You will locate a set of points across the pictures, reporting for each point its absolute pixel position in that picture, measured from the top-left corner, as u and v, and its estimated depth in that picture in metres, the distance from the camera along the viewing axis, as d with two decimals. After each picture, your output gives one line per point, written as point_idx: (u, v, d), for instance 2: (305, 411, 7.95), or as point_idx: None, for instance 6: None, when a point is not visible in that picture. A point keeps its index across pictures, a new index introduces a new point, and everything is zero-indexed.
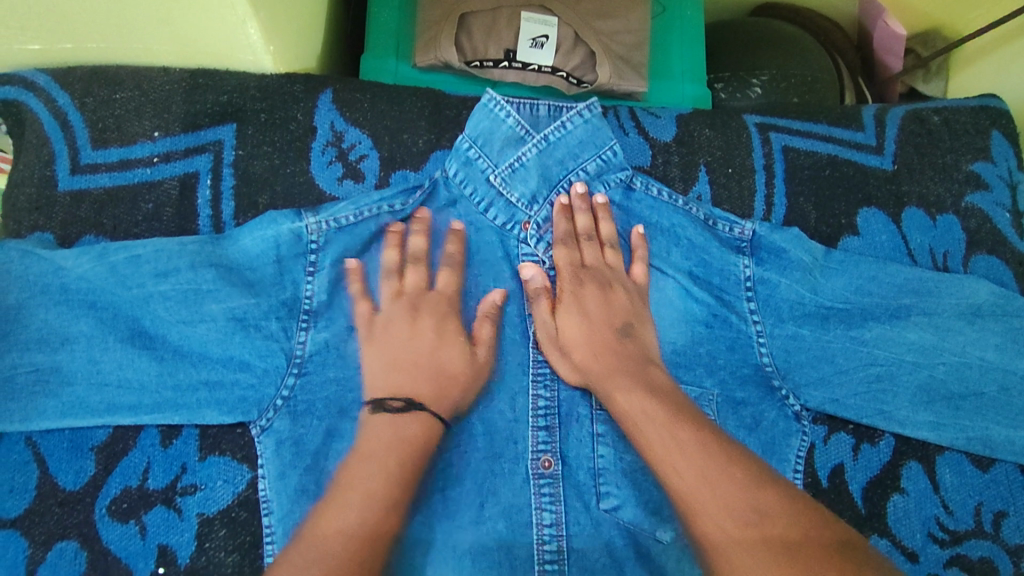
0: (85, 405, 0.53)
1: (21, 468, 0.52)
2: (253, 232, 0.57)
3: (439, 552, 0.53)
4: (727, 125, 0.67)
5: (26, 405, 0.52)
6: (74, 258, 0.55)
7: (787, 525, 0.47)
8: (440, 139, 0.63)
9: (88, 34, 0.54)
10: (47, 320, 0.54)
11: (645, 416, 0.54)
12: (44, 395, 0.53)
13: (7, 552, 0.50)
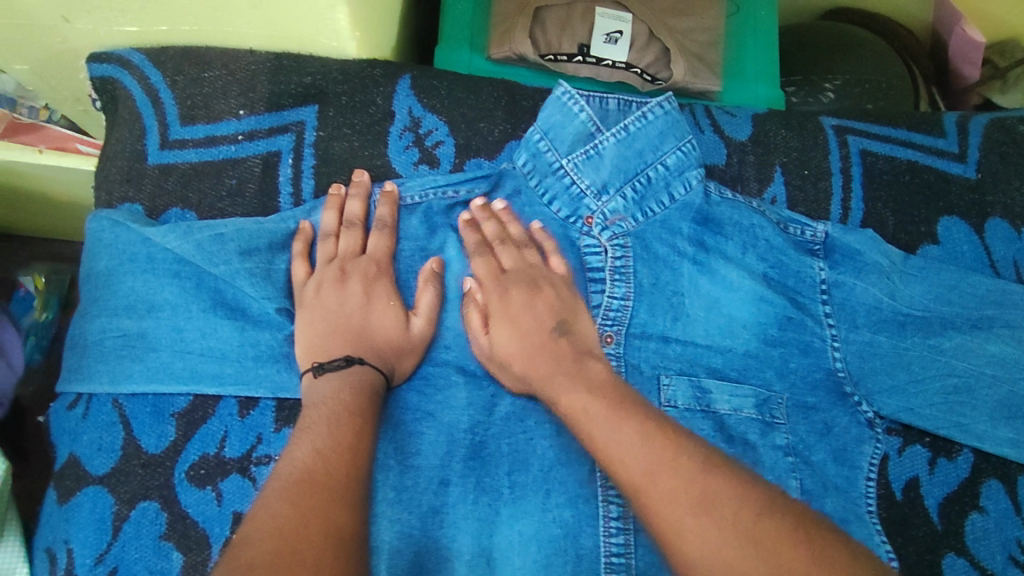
0: (170, 371, 0.55)
1: (109, 428, 0.54)
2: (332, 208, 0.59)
3: (503, 534, 0.54)
4: (803, 127, 0.66)
5: (112, 368, 0.55)
6: (162, 233, 0.56)
7: (749, 516, 0.41)
8: (514, 130, 0.63)
9: (183, 14, 0.57)
10: (137, 288, 0.56)
11: (582, 410, 0.49)
12: (130, 360, 0.55)
13: (94, 506, 0.53)
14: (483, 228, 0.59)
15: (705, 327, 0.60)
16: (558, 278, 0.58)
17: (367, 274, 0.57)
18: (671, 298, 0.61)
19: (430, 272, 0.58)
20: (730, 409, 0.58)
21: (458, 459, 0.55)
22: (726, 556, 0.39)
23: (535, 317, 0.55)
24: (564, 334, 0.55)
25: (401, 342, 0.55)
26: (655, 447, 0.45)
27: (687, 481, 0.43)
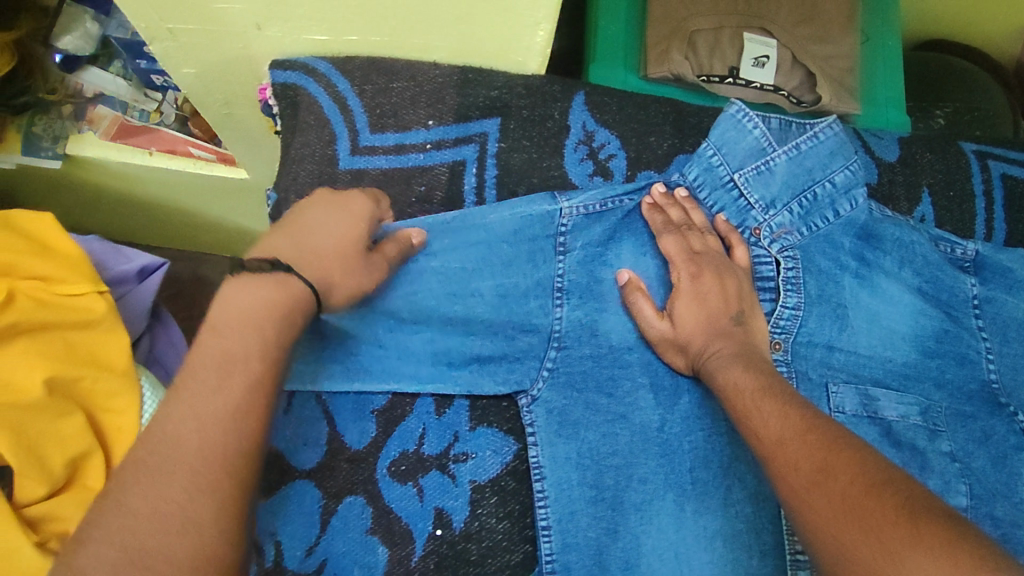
0: (370, 369, 0.57)
1: (314, 422, 0.56)
2: (512, 210, 0.60)
3: (691, 532, 0.56)
4: (946, 150, 0.70)
5: (311, 367, 0.56)
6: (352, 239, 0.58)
7: (859, 483, 0.42)
8: (683, 144, 0.67)
9: (381, 27, 0.59)
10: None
11: (735, 389, 0.54)
12: (328, 359, 0.56)
13: (303, 500, 0.55)
14: (667, 212, 0.62)
15: (868, 338, 0.63)
16: (741, 269, 0.61)
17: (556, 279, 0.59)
18: (836, 308, 0.63)
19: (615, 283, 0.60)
20: (898, 415, 0.61)
21: (651, 458, 0.57)
22: (828, 521, 0.42)
23: (723, 310, 0.58)
24: (742, 323, 0.58)
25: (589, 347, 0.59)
26: (792, 454, 0.47)
27: (826, 488, 0.43)
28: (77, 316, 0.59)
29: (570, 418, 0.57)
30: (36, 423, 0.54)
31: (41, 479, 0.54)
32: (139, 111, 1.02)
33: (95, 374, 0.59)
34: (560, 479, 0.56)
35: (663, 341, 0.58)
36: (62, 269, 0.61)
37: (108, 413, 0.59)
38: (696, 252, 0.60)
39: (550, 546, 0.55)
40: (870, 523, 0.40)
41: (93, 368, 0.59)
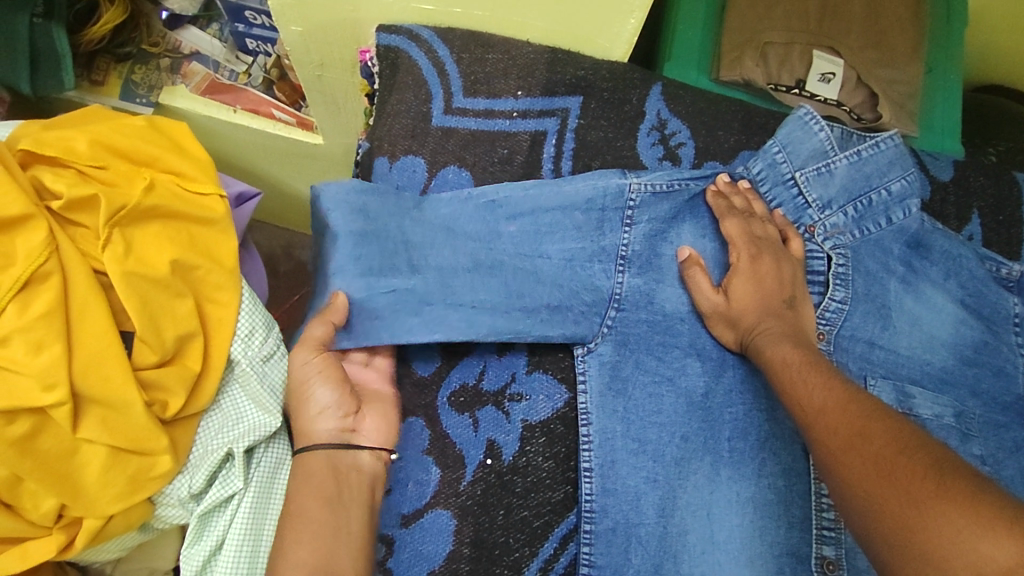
0: (444, 317, 0.58)
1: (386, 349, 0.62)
2: (587, 180, 0.64)
3: (723, 494, 0.58)
4: (1000, 178, 0.74)
5: (388, 321, 0.58)
6: (436, 200, 0.63)
7: (891, 444, 0.44)
8: (748, 141, 0.72)
9: (487, 3, 0.65)
10: (406, 234, 0.62)
11: (783, 362, 0.56)
12: (409, 314, 0.58)
13: None
14: (730, 198, 0.67)
15: (909, 340, 0.66)
16: (794, 259, 0.66)
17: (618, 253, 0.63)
18: (881, 308, 0.66)
19: (685, 256, 0.64)
20: (933, 414, 0.63)
21: (694, 420, 0.60)
22: (862, 479, 0.43)
23: (777, 293, 0.62)
24: (793, 307, 0.62)
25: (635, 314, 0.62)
26: (830, 422, 0.49)
27: (861, 450, 0.45)
28: (201, 212, 0.59)
29: (621, 374, 0.60)
30: (159, 300, 0.54)
31: (155, 349, 0.54)
32: (229, 72, 1.05)
33: (209, 267, 0.58)
34: (606, 428, 0.59)
35: (715, 313, 0.62)
36: (197, 169, 0.61)
37: (214, 306, 0.58)
38: (756, 236, 0.64)
39: (591, 487, 0.58)
40: (900, 478, 0.41)
41: (208, 262, 0.58)
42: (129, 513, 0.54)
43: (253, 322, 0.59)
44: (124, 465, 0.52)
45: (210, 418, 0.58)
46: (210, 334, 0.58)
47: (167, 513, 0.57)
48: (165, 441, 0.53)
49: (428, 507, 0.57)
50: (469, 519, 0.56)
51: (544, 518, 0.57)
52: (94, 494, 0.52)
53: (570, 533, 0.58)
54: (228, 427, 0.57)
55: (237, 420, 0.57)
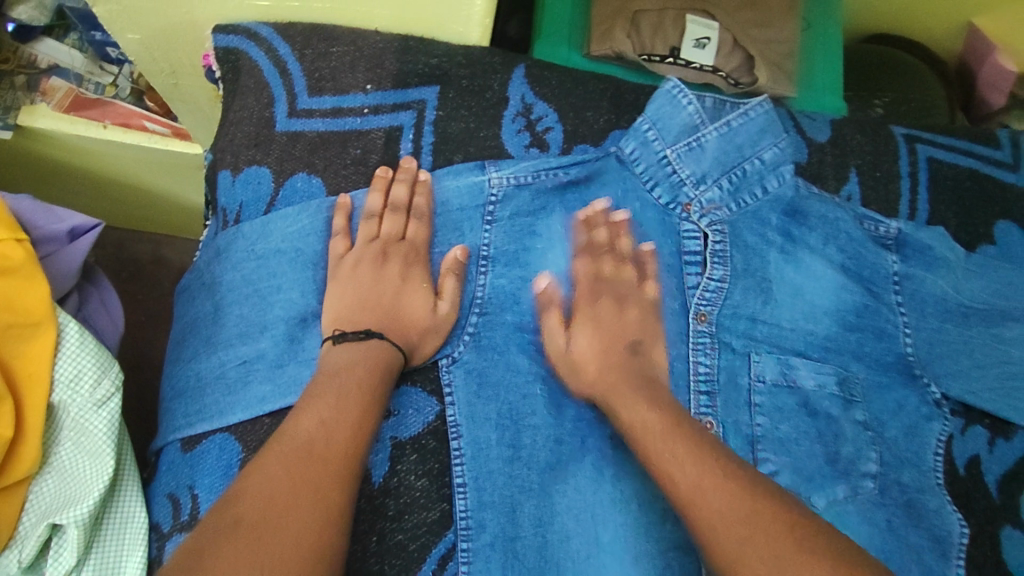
0: (295, 383, 0.54)
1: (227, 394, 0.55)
2: (457, 179, 0.62)
3: (606, 494, 0.57)
4: (877, 134, 0.72)
5: (242, 395, 0.54)
6: (278, 223, 0.59)
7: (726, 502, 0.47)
8: (619, 119, 0.69)
9: None
10: (251, 281, 0.58)
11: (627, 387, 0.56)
12: (259, 382, 0.55)
13: (221, 452, 0.53)
14: (594, 231, 0.64)
15: (790, 312, 0.65)
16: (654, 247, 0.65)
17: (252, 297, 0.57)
18: (761, 282, 0.65)
19: (453, 260, 0.60)
20: (815, 384, 0.62)
21: (568, 420, 0.58)
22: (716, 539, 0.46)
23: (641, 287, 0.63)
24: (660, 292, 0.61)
25: (426, 325, 0.58)
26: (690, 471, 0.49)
27: (705, 506, 0.47)
28: None
29: (491, 380, 0.58)
30: None
31: None
32: (94, 85, 0.95)
33: (11, 321, 0.51)
34: (478, 438, 0.57)
35: (558, 357, 0.59)
36: None
37: (25, 362, 0.51)
38: (601, 279, 0.62)
39: (465, 503, 0.55)
40: (744, 538, 0.45)
41: (13, 316, 0.51)
42: None
43: (79, 368, 0.53)
44: None
45: (44, 481, 0.52)
46: (22, 391, 0.51)
47: None
48: None
49: None
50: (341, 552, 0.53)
51: (421, 540, 0.55)
52: None
53: (449, 553, 0.55)
54: (66, 488, 0.52)
55: (74, 480, 0.52)
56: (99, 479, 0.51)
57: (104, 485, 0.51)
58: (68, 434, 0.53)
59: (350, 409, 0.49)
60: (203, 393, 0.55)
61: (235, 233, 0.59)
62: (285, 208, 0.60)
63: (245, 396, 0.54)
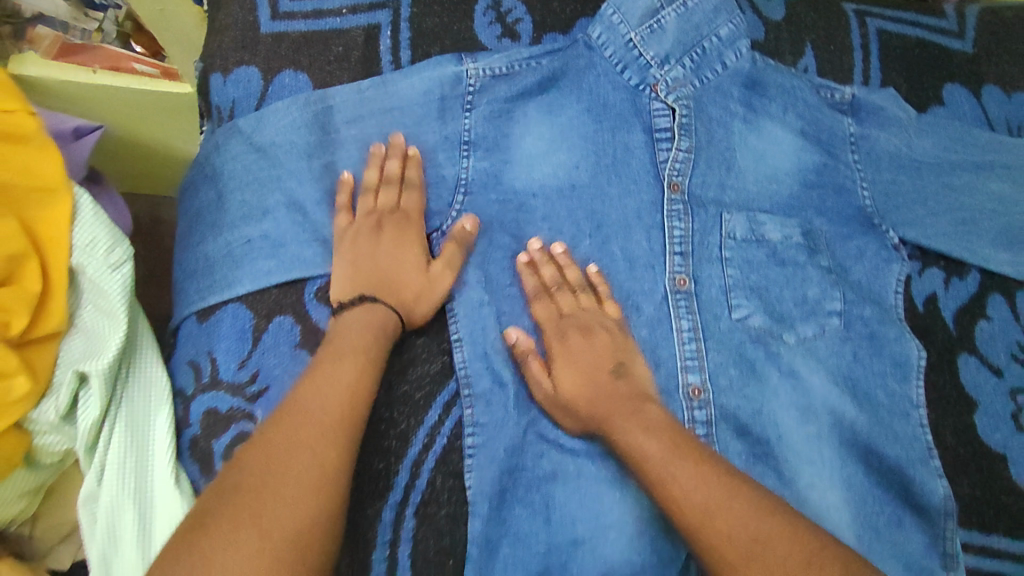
0: (301, 257, 0.59)
1: (234, 269, 0.59)
2: (422, 74, 0.65)
3: None
4: (828, 11, 0.76)
5: (247, 269, 0.58)
6: (265, 118, 0.62)
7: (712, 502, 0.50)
8: (584, 10, 0.73)
9: None
10: (251, 170, 0.61)
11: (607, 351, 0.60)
12: (264, 258, 0.59)
13: (235, 320, 0.58)
14: (542, 268, 0.64)
15: (754, 176, 0.69)
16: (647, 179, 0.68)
17: (248, 183, 0.61)
18: (725, 152, 0.69)
19: (461, 229, 0.63)
20: (781, 236, 0.67)
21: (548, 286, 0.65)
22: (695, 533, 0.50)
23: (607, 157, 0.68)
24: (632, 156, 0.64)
25: (418, 260, 0.61)
26: (685, 482, 0.51)
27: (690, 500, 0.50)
28: (7, 129, 0.53)
29: (479, 250, 0.64)
30: None
31: None
32: (80, 31, 0.96)
33: (30, 185, 0.53)
34: (469, 299, 0.63)
35: (549, 400, 0.60)
36: None
37: (47, 225, 0.53)
38: (563, 315, 0.62)
39: (463, 355, 0.61)
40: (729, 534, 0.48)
41: (27, 180, 0.53)
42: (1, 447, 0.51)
43: (95, 233, 0.54)
44: None
45: (72, 341, 0.54)
46: (46, 252, 0.53)
47: (45, 442, 0.55)
48: (15, 363, 0.50)
49: None
50: None
51: (426, 389, 0.61)
52: None
53: (452, 399, 0.61)
54: (91, 346, 0.54)
55: (98, 338, 0.54)
56: (119, 333, 0.53)
57: (122, 338, 0.53)
58: (88, 297, 0.55)
59: (350, 369, 0.52)
60: (212, 271, 0.59)
61: (230, 127, 0.63)
62: (275, 103, 0.63)
63: (253, 272, 0.58)
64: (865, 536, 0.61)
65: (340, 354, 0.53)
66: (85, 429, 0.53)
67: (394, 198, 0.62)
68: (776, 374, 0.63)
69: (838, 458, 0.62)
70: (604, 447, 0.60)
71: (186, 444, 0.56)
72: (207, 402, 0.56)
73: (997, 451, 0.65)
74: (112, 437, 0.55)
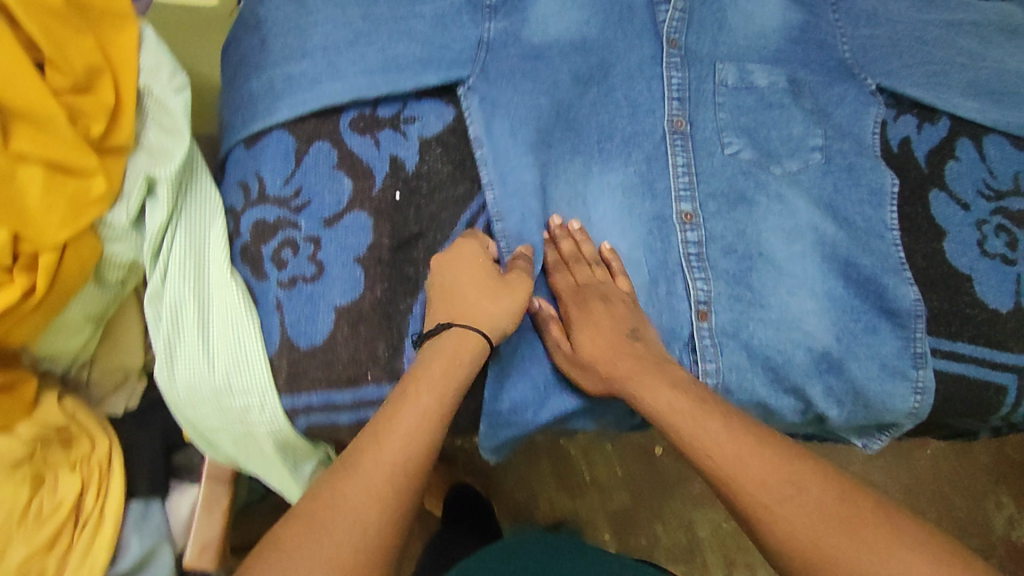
0: (334, 93, 0.64)
1: (275, 99, 0.65)
2: None
3: (598, 182, 0.69)
4: None
5: (288, 99, 0.65)
6: None
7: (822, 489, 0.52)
8: None
9: None
10: (290, 17, 0.67)
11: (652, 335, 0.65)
12: (303, 90, 0.65)
13: (279, 144, 0.65)
14: (565, 248, 0.67)
15: (744, 33, 0.74)
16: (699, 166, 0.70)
17: (283, 30, 0.67)
18: (716, 13, 0.74)
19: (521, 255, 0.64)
20: (769, 82, 0.73)
21: (558, 129, 0.69)
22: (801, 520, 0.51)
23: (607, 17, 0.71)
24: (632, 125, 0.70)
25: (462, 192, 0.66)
26: (777, 497, 0.52)
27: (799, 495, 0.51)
28: None
29: (500, 102, 0.67)
30: (60, 31, 0.55)
31: (67, 75, 0.56)
32: None
33: (105, 10, 0.58)
34: (494, 146, 0.66)
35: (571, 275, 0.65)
36: None
37: (118, 49, 0.60)
38: (580, 285, 0.65)
39: (488, 191, 0.66)
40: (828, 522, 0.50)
41: (103, 4, 0.58)
42: (82, 241, 0.59)
43: (157, 61, 0.62)
44: (63, 185, 0.56)
45: (137, 156, 0.61)
46: (117, 72, 0.59)
47: (116, 249, 0.62)
48: (95, 162, 0.57)
49: (347, 210, 0.63)
50: (385, 217, 0.64)
51: (450, 210, 0.65)
52: (42, 217, 0.55)
53: (473, 219, 0.66)
54: (155, 159, 0.61)
55: (161, 153, 0.61)
56: (183, 146, 0.61)
57: (185, 149, 0.61)
58: (152, 118, 0.62)
59: (446, 385, 0.56)
60: (257, 104, 0.66)
61: None
62: None
63: (294, 103, 0.65)
64: (843, 338, 0.67)
65: (436, 364, 0.56)
66: (152, 232, 0.60)
67: (415, 47, 0.66)
68: (765, 200, 0.69)
69: (822, 273, 0.68)
70: (610, 260, 0.67)
71: (237, 252, 0.63)
72: (256, 213, 0.63)
73: (963, 272, 0.72)
74: (175, 240, 0.61)
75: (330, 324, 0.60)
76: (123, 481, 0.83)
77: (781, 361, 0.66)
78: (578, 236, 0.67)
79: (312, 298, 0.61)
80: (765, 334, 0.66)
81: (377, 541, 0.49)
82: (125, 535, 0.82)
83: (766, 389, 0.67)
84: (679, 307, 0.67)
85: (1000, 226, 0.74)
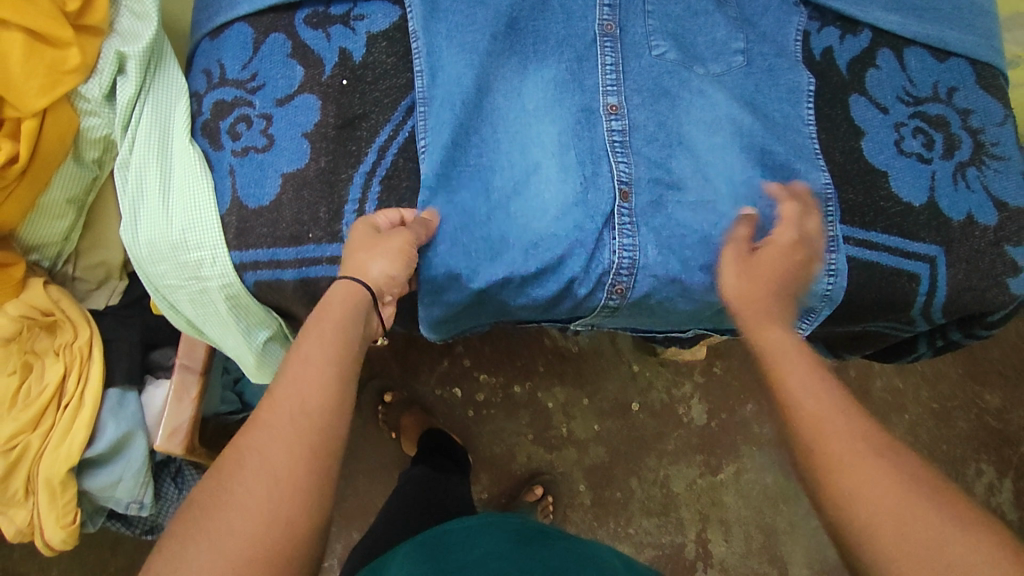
0: None
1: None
2: None
3: (533, 75, 0.73)
4: None
5: None
6: None
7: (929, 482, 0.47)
8: None
9: None
10: None
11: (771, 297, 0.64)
12: None
13: (239, 35, 0.72)
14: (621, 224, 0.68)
15: None
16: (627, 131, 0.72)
17: None
18: None
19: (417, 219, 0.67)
20: None
21: (499, 26, 0.72)
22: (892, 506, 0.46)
23: None
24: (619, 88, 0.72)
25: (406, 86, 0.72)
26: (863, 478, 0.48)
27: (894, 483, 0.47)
28: None
29: (440, 5, 0.72)
30: None
31: None
32: None
33: None
34: (432, 42, 0.71)
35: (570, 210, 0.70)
36: None
37: None
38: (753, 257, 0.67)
39: (422, 81, 0.71)
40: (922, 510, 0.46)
41: None
42: (62, 110, 0.68)
43: None
44: (42, 55, 0.64)
45: (111, 38, 0.69)
46: None
47: (90, 123, 0.70)
48: (71, 36, 0.65)
49: (299, 92, 0.70)
50: (331, 100, 0.70)
51: (394, 97, 0.71)
52: (24, 81, 0.64)
53: (413, 106, 0.71)
54: (127, 40, 0.69)
55: (132, 35, 0.70)
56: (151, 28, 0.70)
57: (153, 31, 0.70)
58: (125, 8, 0.71)
59: (326, 367, 0.54)
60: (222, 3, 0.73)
61: None
62: None
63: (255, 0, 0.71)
64: (756, 221, 0.72)
65: (317, 344, 0.55)
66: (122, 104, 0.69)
67: None
68: (687, 96, 0.74)
69: (738, 162, 0.73)
70: (541, 146, 0.72)
71: (198, 127, 0.71)
72: (218, 95, 0.71)
73: (879, 168, 0.77)
74: (143, 113, 0.70)
75: (278, 187, 0.67)
76: (101, 370, 0.89)
77: (695, 240, 0.71)
78: (509, 127, 0.72)
79: (263, 165, 0.68)
80: (681, 215, 0.72)
81: (246, 552, 0.46)
82: (102, 420, 0.89)
83: (679, 266, 0.71)
84: (603, 184, 0.71)
85: (916, 128, 0.79)
